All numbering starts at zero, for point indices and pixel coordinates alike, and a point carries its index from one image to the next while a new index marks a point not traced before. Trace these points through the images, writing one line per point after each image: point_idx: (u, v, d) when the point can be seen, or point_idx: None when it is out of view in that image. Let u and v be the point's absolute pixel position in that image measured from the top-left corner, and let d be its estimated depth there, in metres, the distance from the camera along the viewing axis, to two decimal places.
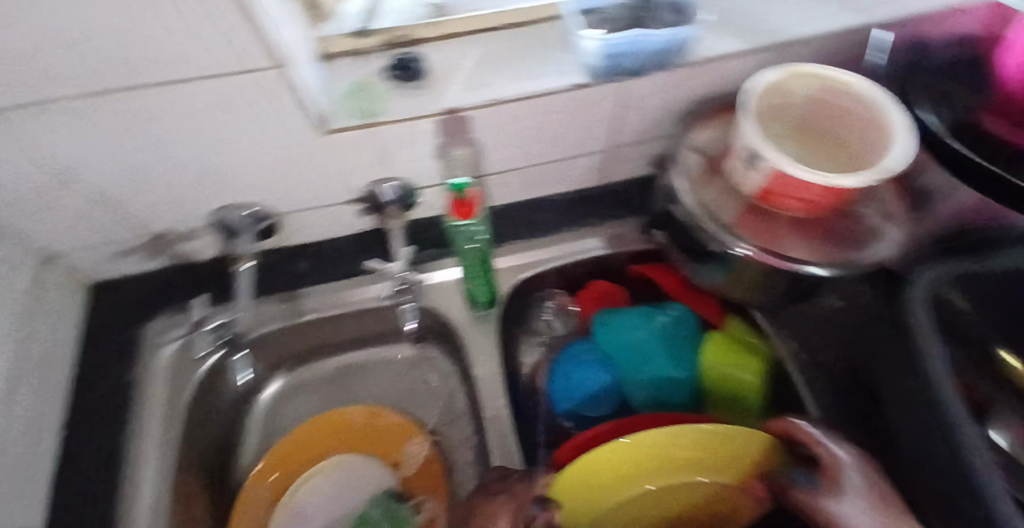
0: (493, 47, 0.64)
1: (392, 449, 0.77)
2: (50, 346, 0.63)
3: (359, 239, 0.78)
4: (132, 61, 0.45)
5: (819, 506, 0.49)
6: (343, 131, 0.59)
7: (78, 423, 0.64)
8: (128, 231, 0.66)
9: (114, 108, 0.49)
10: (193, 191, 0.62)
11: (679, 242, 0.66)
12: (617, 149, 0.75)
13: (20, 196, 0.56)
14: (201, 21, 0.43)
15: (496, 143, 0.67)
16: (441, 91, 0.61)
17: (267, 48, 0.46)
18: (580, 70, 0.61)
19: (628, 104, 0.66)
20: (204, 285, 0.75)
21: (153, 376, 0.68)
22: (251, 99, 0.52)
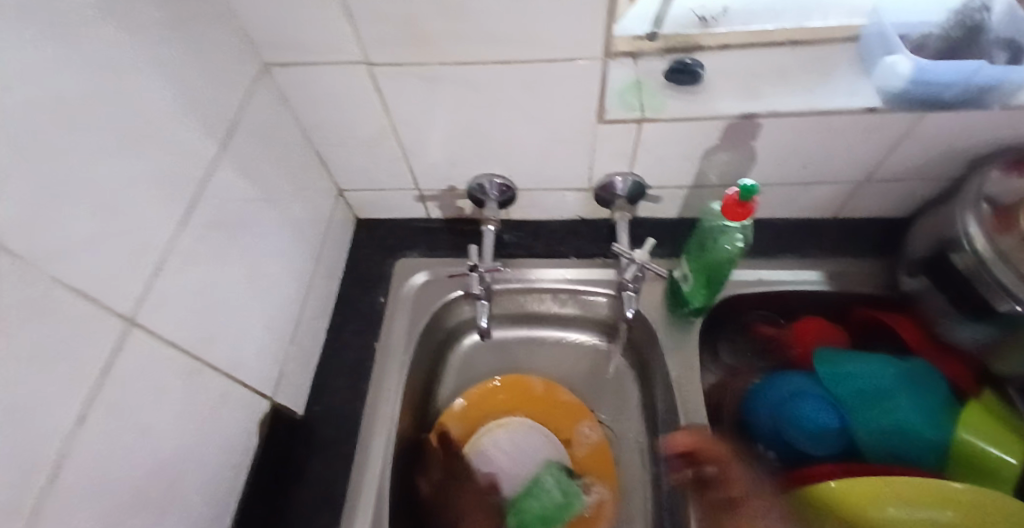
0: (773, 62, 0.65)
1: (567, 426, 0.79)
2: (329, 263, 0.76)
3: (579, 224, 0.83)
4: (483, 40, 0.53)
5: None
6: (613, 123, 0.63)
7: (333, 331, 0.76)
8: (400, 183, 0.77)
9: (443, 81, 0.59)
10: (469, 155, 0.71)
11: (948, 291, 0.62)
12: (872, 182, 0.71)
13: (347, 138, 0.69)
14: (569, 11, 0.50)
15: (750, 155, 0.67)
16: (717, 98, 0.63)
17: (598, 42, 0.53)
18: (875, 92, 0.60)
19: (912, 135, 0.62)
20: (437, 239, 0.83)
21: (393, 306, 0.77)
22: (561, 83, 0.58)
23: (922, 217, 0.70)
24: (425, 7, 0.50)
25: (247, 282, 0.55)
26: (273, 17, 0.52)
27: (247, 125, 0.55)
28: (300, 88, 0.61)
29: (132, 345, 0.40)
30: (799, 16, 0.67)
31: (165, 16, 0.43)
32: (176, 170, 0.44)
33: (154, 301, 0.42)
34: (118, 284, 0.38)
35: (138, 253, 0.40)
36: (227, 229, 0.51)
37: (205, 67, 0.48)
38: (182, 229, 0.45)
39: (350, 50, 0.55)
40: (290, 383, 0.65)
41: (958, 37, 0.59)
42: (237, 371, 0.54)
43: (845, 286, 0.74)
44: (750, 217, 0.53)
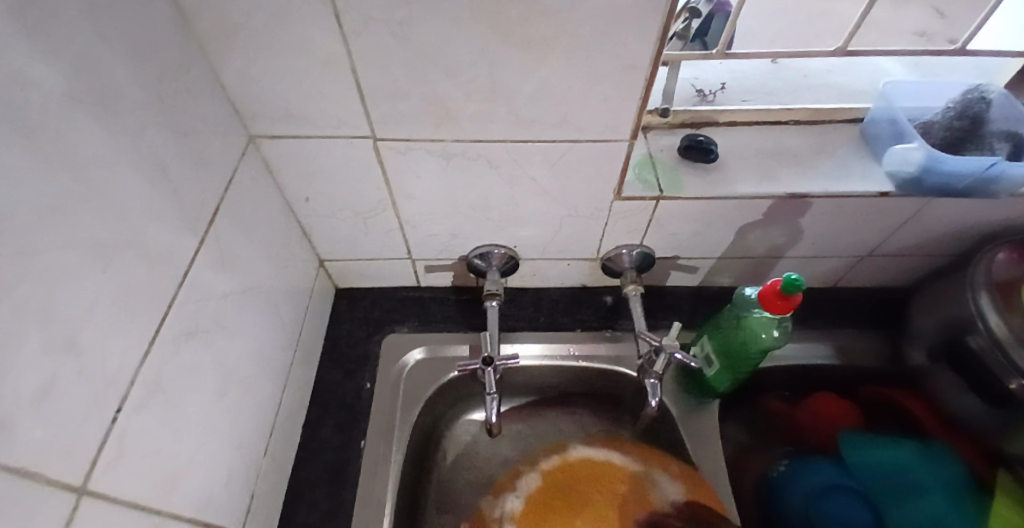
0: (782, 141, 0.65)
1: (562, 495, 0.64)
2: (307, 345, 0.66)
3: (581, 293, 0.78)
4: (507, 119, 0.50)
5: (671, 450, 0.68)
6: (629, 201, 0.60)
7: (310, 428, 0.65)
8: (392, 252, 0.69)
9: (456, 156, 0.54)
10: (474, 226, 0.65)
11: (964, 375, 0.61)
12: (876, 257, 0.71)
13: (339, 209, 0.61)
14: (599, 91, 0.47)
15: (770, 231, 0.65)
16: (733, 177, 0.61)
17: (628, 125, 0.51)
18: (886, 176, 0.61)
19: (915, 218, 0.63)
20: (429, 311, 0.75)
21: (378, 394, 0.67)
22: (579, 161, 0.55)
23: (922, 293, 0.71)
24: (445, 84, 0.46)
25: (220, 393, 0.46)
26: (274, 88, 0.46)
27: (232, 207, 0.47)
28: (291, 160, 0.54)
29: (83, 521, 0.31)
30: (789, 95, 0.68)
31: (148, 94, 0.36)
32: (150, 283, 0.36)
33: (111, 457, 0.33)
34: (72, 443, 0.30)
35: (92, 400, 0.31)
36: (203, 335, 0.43)
37: (192, 149, 0.41)
38: (152, 351, 0.37)
39: (356, 124, 0.50)
40: (260, 506, 0.54)
41: (961, 126, 0.61)
42: (205, 511, 0.44)
43: (851, 361, 0.71)
44: (792, 309, 0.49)
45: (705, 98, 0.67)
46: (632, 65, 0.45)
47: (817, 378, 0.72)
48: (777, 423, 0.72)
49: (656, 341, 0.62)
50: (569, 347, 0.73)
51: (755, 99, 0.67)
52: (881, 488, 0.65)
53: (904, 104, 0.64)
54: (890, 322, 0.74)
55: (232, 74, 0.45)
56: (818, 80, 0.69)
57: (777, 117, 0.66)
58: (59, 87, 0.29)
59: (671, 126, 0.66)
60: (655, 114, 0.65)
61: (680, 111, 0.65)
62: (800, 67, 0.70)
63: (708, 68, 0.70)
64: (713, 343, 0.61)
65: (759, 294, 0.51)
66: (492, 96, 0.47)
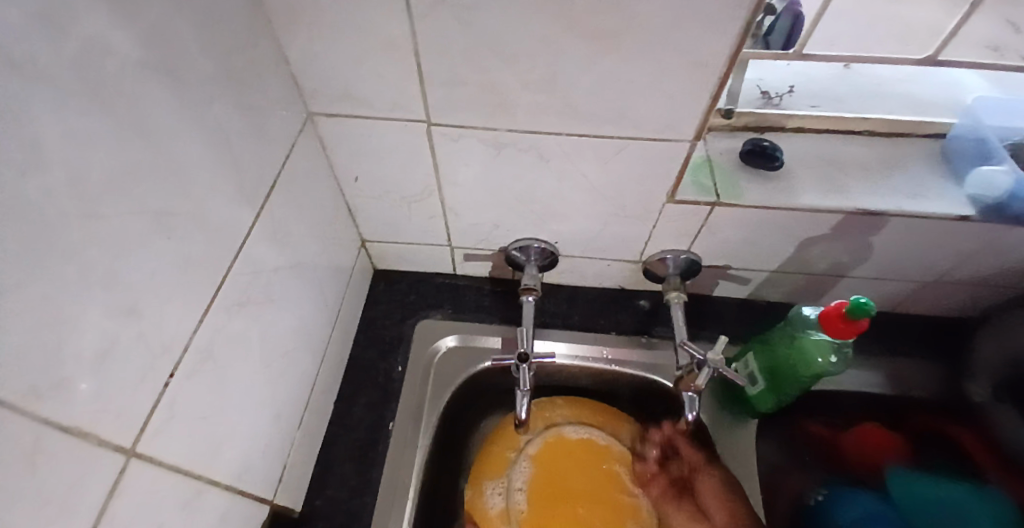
0: (850, 152, 0.61)
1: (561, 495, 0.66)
2: (344, 324, 0.67)
3: (620, 294, 0.76)
4: (566, 112, 0.48)
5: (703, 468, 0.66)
6: (683, 204, 0.58)
7: (341, 405, 0.65)
8: (433, 238, 0.69)
9: (509, 147, 0.53)
10: (518, 219, 0.63)
11: None
12: (941, 283, 0.66)
13: (386, 191, 0.61)
14: (665, 88, 0.45)
15: (829, 247, 0.61)
16: (795, 187, 0.58)
17: (692, 126, 0.48)
18: (967, 200, 0.56)
19: (994, 245, 0.59)
20: (464, 299, 0.75)
21: (409, 378, 0.67)
22: (636, 160, 0.53)
23: (990, 326, 0.66)
24: (506, 72, 0.45)
25: (263, 366, 0.46)
26: (334, 67, 0.46)
27: (285, 183, 0.47)
28: (343, 139, 0.54)
29: (130, 482, 0.32)
30: (863, 102, 0.63)
31: (216, 66, 0.36)
32: (206, 254, 0.37)
33: (160, 422, 0.34)
34: (126, 406, 0.31)
35: (145, 365, 0.32)
36: (252, 308, 0.43)
37: (252, 122, 0.41)
38: (205, 321, 0.37)
39: (412, 107, 0.49)
40: (292, 478, 0.55)
41: None
42: (240, 479, 0.45)
43: (903, 392, 0.67)
44: (856, 334, 0.46)
45: (770, 102, 0.64)
46: (704, 64, 0.43)
47: (864, 404, 0.69)
48: (819, 448, 0.68)
49: (699, 354, 0.59)
50: (603, 349, 0.71)
51: (825, 106, 0.63)
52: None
53: (991, 123, 0.59)
54: (952, 353, 0.70)
55: (294, 50, 0.45)
56: (894, 90, 0.65)
57: (847, 127, 0.62)
58: (133, 54, 0.29)
59: (731, 129, 0.63)
60: (715, 115, 0.62)
61: (742, 113, 0.61)
62: (878, 74, 0.66)
63: (773, 68, 0.66)
64: (760, 361, 0.59)
65: (822, 314, 0.48)
66: (553, 87, 0.46)
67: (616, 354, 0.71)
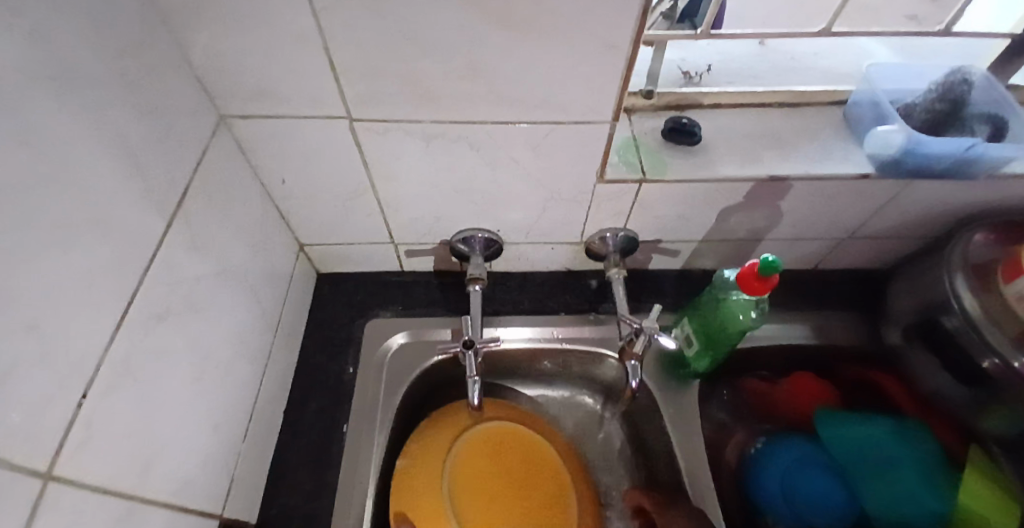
0: (765, 124, 0.65)
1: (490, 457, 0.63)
2: (288, 330, 0.65)
3: (566, 276, 0.78)
4: (489, 100, 0.49)
5: (654, 432, 0.69)
6: (613, 183, 0.60)
7: (292, 412, 0.64)
8: (374, 236, 0.68)
9: (436, 138, 0.53)
10: (457, 210, 0.64)
11: (940, 355, 0.63)
12: (855, 240, 0.71)
13: (318, 192, 0.60)
14: (580, 70, 0.46)
15: (751, 214, 0.65)
16: (716, 159, 0.61)
17: (611, 106, 0.50)
18: (868, 159, 0.61)
19: (896, 200, 0.64)
20: (413, 295, 0.75)
21: (361, 378, 0.67)
22: (563, 144, 0.54)
23: (900, 277, 0.72)
24: (422, 63, 0.45)
25: (195, 378, 0.45)
26: (243, 67, 0.45)
27: (203, 188, 0.46)
28: (264, 141, 0.53)
29: (48, 508, 0.30)
30: (777, 79, 0.67)
31: (109, 71, 0.35)
32: (114, 264, 0.35)
33: (78, 442, 0.33)
34: (36, 428, 0.29)
35: (55, 387, 0.31)
36: (175, 319, 0.42)
37: (157, 127, 0.40)
38: (121, 333, 0.36)
39: (333, 104, 0.49)
40: (240, 489, 0.54)
41: (942, 109, 0.61)
42: (181, 496, 0.43)
43: (830, 343, 0.72)
44: (769, 290, 0.50)
45: (691, 80, 0.67)
46: (612, 45, 0.44)
47: (796, 358, 0.74)
48: (758, 404, 0.73)
49: (637, 323, 0.62)
50: (552, 330, 0.73)
51: (741, 81, 0.67)
52: (857, 463, 0.65)
53: (887, 87, 0.64)
54: (871, 304, 0.75)
55: (203, 51, 0.43)
56: (799, 64, 0.69)
57: (760, 100, 0.66)
58: (16, 65, 0.28)
59: (656, 109, 0.65)
60: (639, 96, 0.64)
61: (664, 92, 0.64)
62: (789, 50, 0.70)
63: (694, 49, 0.70)
64: (695, 325, 0.62)
65: (738, 275, 0.51)
66: (472, 74, 0.46)
67: (565, 334, 0.73)
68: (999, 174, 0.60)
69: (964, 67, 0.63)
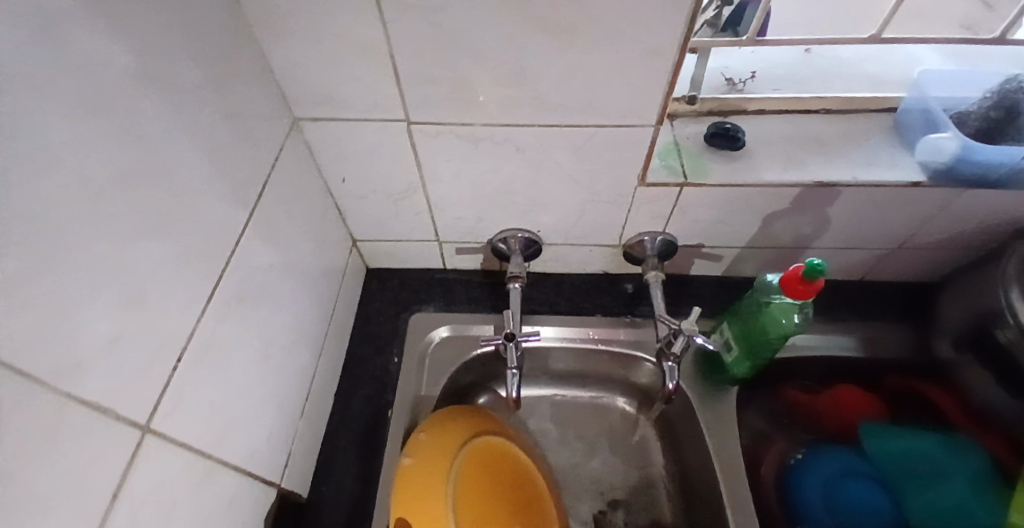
0: (809, 130, 0.65)
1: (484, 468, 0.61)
2: (340, 320, 0.70)
3: (604, 278, 0.79)
4: (536, 104, 0.52)
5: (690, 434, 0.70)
6: (653, 187, 0.61)
7: (341, 398, 0.68)
8: (421, 233, 0.72)
9: (485, 140, 0.56)
10: (501, 210, 0.67)
11: (993, 369, 0.60)
12: (904, 249, 0.70)
13: (372, 190, 0.64)
14: (624, 76, 0.49)
15: (793, 221, 0.65)
16: (758, 165, 0.61)
17: (653, 110, 0.52)
18: (917, 166, 0.60)
19: (948, 209, 0.62)
20: (455, 292, 0.78)
21: (405, 369, 0.70)
22: (607, 147, 0.57)
23: (951, 287, 0.70)
24: (475, 69, 0.48)
25: (263, 357, 0.49)
26: (314, 74, 0.49)
27: (275, 184, 0.51)
28: (328, 142, 0.57)
29: (145, 458, 0.34)
30: (824, 85, 0.67)
31: (204, 76, 0.40)
32: (202, 248, 0.40)
33: (170, 403, 0.37)
34: (137, 388, 0.34)
35: (154, 352, 0.35)
36: (249, 301, 0.46)
37: (239, 127, 0.44)
38: (206, 313, 0.40)
39: (391, 107, 0.52)
40: (296, 466, 0.57)
41: (996, 116, 0.60)
42: (247, 463, 0.48)
43: (875, 354, 0.71)
44: (814, 294, 0.50)
45: (735, 87, 0.67)
46: (656, 52, 0.46)
47: (839, 368, 0.72)
48: (798, 413, 0.72)
49: (675, 324, 0.63)
50: (589, 330, 0.74)
51: (786, 88, 0.67)
52: (902, 476, 0.64)
53: (938, 93, 0.63)
54: (920, 316, 0.73)
55: (277, 58, 0.48)
56: (847, 71, 0.69)
57: (804, 107, 0.66)
58: (127, 66, 0.32)
59: (698, 115, 0.66)
60: (680, 102, 0.66)
61: (706, 99, 0.65)
62: (837, 57, 0.70)
63: (738, 56, 0.71)
64: (735, 329, 0.63)
65: (782, 280, 0.51)
66: (522, 80, 0.49)
67: (603, 335, 0.74)
68: None
69: (1022, 73, 0.62)
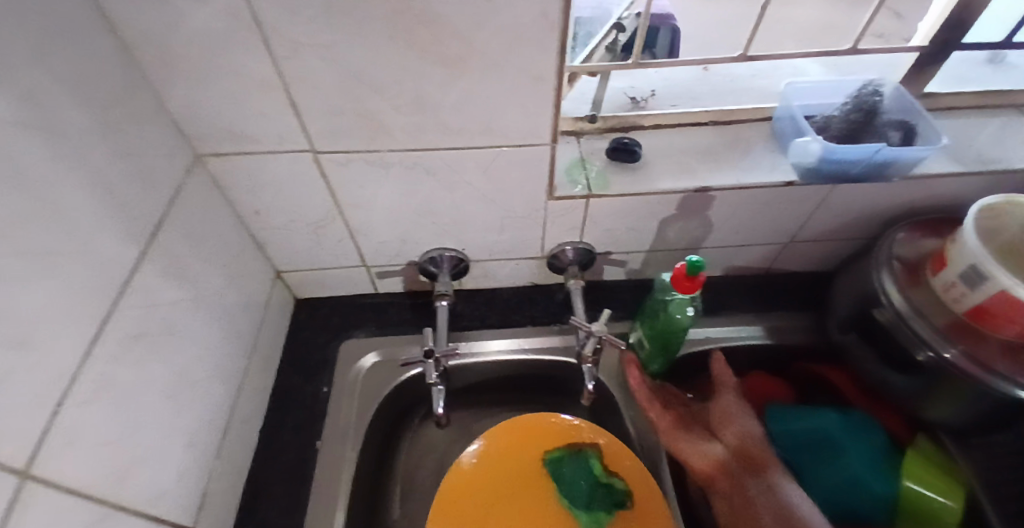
0: (701, 139, 0.71)
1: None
2: (265, 353, 0.69)
3: (532, 291, 0.82)
4: (438, 130, 0.55)
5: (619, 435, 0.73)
6: (563, 200, 0.65)
7: (270, 431, 0.67)
8: (347, 260, 0.73)
9: (394, 166, 0.58)
10: (422, 232, 0.69)
11: (876, 346, 0.67)
12: (794, 243, 0.76)
13: (290, 220, 0.65)
14: (518, 99, 0.52)
15: (692, 223, 0.70)
16: (654, 175, 0.66)
17: (547, 128, 0.56)
18: (791, 167, 0.66)
19: (825, 203, 0.69)
20: (387, 315, 0.79)
21: (338, 395, 0.70)
22: (512, 167, 0.60)
23: (840, 274, 0.76)
24: (374, 100, 0.51)
25: (172, 393, 0.49)
26: (211, 110, 0.50)
27: (176, 220, 0.51)
28: (236, 175, 0.58)
29: (34, 503, 0.34)
30: (713, 99, 0.74)
31: (90, 119, 0.40)
32: (90, 287, 0.40)
33: (59, 447, 0.36)
34: (20, 433, 0.33)
35: (38, 397, 0.34)
36: (150, 339, 0.46)
37: (133, 167, 0.45)
38: (95, 353, 0.40)
39: (297, 140, 0.54)
40: (215, 503, 0.56)
41: (855, 118, 0.67)
42: (156, 505, 0.47)
43: (782, 341, 0.76)
44: (699, 288, 0.54)
45: (636, 105, 0.73)
46: (540, 76, 0.50)
47: (753, 358, 0.77)
48: None
49: (588, 328, 0.66)
50: (519, 342, 0.76)
51: (681, 104, 0.73)
52: (807, 453, 0.68)
53: (804, 102, 0.71)
54: (818, 304, 0.80)
55: (176, 99, 0.49)
56: (733, 87, 0.76)
57: (695, 120, 0.72)
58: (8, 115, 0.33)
59: (602, 131, 0.71)
60: (584, 120, 0.70)
61: (607, 116, 0.70)
62: (725, 74, 0.77)
63: (638, 76, 0.77)
64: (646, 328, 0.67)
65: (670, 277, 0.55)
66: (422, 107, 0.52)
67: (531, 346, 0.77)
68: (912, 175, 0.67)
69: (875, 81, 0.70)
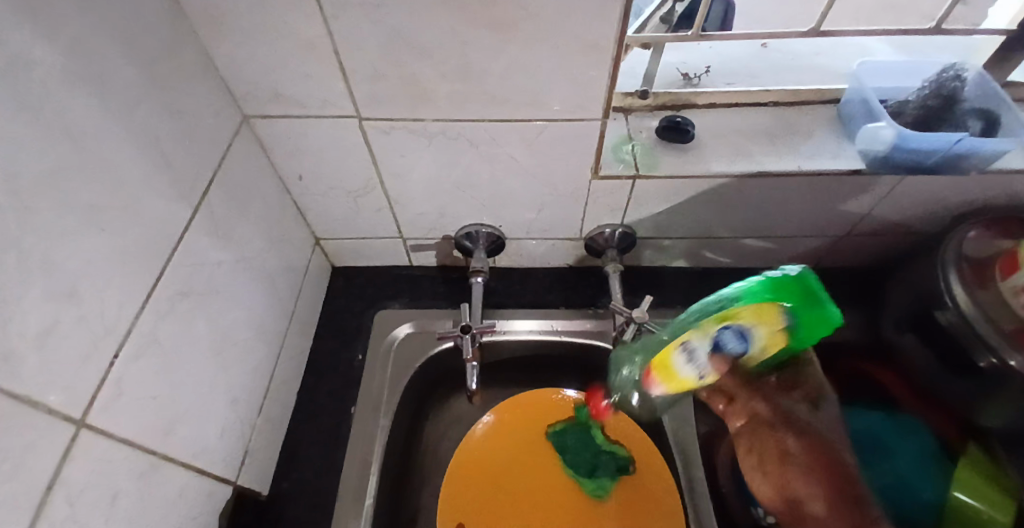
0: (758, 121, 0.67)
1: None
2: (302, 318, 0.70)
3: (568, 271, 0.81)
4: (484, 99, 0.53)
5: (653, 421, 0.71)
6: (607, 179, 0.62)
7: (305, 394, 0.69)
8: (384, 230, 0.72)
9: (437, 136, 0.57)
10: (460, 205, 0.68)
11: (935, 349, 0.63)
12: (851, 235, 0.72)
13: (331, 187, 0.64)
14: (569, 69, 0.50)
15: (743, 209, 0.67)
16: (706, 156, 0.63)
17: (598, 102, 0.53)
18: (858, 155, 0.62)
19: (892, 194, 0.64)
20: (421, 288, 0.79)
21: (372, 363, 0.71)
22: (557, 142, 0.58)
23: (900, 271, 0.72)
24: (420, 64, 0.49)
25: (214, 351, 0.50)
26: (258, 70, 0.50)
27: (222, 181, 0.51)
28: (280, 139, 0.57)
29: (85, 449, 0.35)
30: (774, 79, 0.69)
31: (138, 73, 0.40)
32: (138, 243, 0.40)
33: (108, 397, 0.37)
34: (72, 382, 0.34)
35: (89, 348, 0.35)
36: (196, 297, 0.47)
37: (180, 125, 0.45)
38: (144, 309, 0.40)
39: (342, 104, 0.53)
40: (254, 460, 0.58)
41: (932, 105, 0.62)
42: (199, 458, 0.48)
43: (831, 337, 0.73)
44: None
45: (690, 82, 0.69)
46: (595, 44, 0.47)
47: None
48: None
49: (627, 313, 0.66)
50: (553, 323, 0.75)
51: (739, 83, 0.69)
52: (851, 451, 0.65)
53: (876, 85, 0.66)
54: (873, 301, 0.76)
55: (222, 58, 0.48)
56: (796, 66, 0.71)
57: (753, 101, 0.68)
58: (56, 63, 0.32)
59: (652, 109, 0.68)
60: (634, 96, 0.67)
61: (659, 93, 0.67)
62: (788, 52, 0.72)
63: (693, 52, 0.73)
64: None
65: None
66: (468, 75, 0.50)
67: (565, 327, 0.75)
68: (992, 168, 0.61)
69: (958, 64, 0.64)
